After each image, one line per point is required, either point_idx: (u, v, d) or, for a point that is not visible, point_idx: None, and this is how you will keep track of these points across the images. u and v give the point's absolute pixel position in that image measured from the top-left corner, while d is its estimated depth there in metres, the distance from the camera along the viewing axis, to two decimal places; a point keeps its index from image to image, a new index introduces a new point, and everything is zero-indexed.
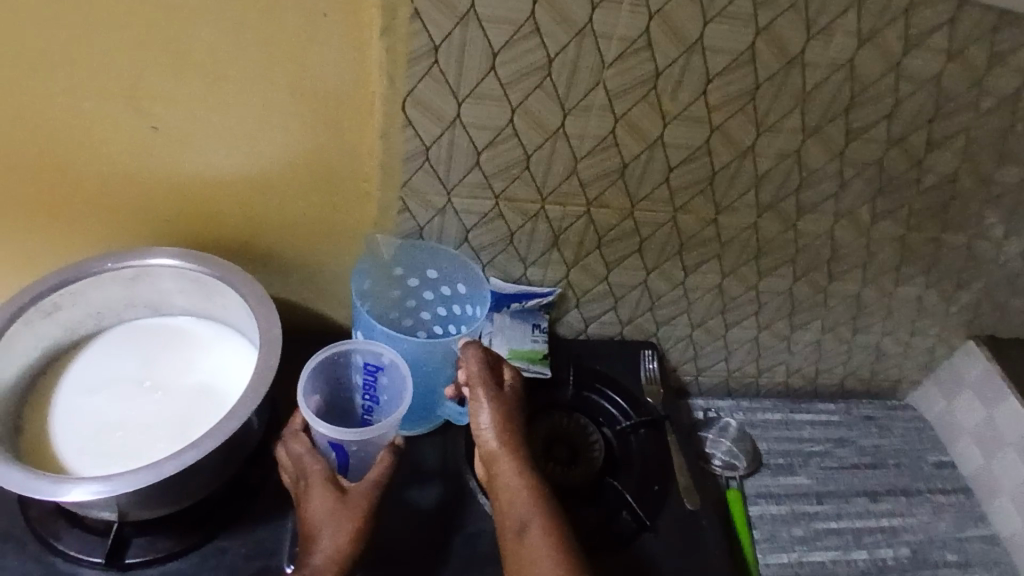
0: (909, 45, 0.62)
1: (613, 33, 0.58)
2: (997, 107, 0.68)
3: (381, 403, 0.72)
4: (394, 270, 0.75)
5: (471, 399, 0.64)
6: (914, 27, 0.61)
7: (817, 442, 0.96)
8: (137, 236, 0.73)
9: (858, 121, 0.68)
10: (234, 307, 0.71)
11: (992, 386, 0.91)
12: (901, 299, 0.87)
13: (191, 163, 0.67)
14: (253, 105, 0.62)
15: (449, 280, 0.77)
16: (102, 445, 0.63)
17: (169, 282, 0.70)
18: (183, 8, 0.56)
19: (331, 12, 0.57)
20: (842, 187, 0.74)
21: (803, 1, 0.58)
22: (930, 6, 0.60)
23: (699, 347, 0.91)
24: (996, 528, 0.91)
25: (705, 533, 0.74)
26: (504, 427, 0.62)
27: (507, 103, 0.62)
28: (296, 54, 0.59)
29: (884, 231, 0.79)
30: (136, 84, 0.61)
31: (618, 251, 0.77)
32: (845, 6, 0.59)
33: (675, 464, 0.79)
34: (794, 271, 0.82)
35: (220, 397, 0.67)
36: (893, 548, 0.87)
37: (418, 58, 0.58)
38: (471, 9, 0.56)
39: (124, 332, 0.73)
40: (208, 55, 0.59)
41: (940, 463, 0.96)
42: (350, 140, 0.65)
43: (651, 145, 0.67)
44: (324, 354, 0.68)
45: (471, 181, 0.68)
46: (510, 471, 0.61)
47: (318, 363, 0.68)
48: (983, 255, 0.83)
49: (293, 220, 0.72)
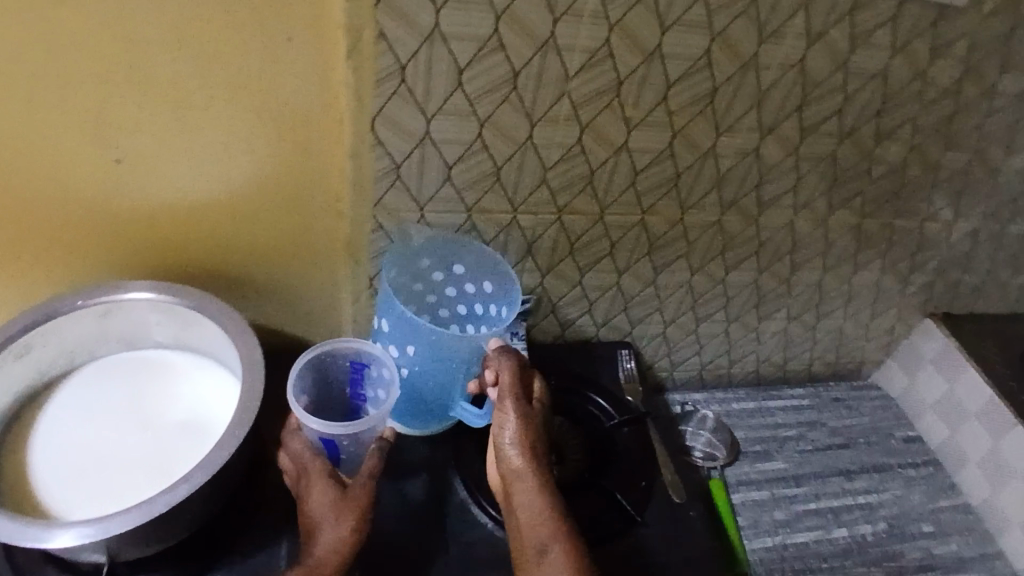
0: (855, 43, 0.65)
1: (575, 44, 0.60)
2: (939, 97, 0.72)
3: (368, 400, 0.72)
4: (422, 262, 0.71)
5: (498, 409, 0.62)
6: (859, 27, 0.64)
7: (790, 426, 1.00)
8: (105, 270, 0.71)
9: (812, 117, 0.70)
10: (212, 337, 0.70)
11: (952, 360, 0.95)
12: (860, 284, 0.91)
13: (158, 193, 0.66)
14: (219, 132, 0.62)
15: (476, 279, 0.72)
16: (86, 486, 0.62)
17: (143, 315, 0.69)
18: (145, 38, 0.56)
19: (295, 36, 0.57)
20: (799, 181, 0.77)
21: (754, 7, 0.60)
22: (872, 6, 0.63)
23: (672, 343, 0.93)
24: (967, 496, 0.95)
25: (694, 524, 0.76)
26: (530, 442, 0.61)
27: (475, 117, 0.63)
28: (262, 79, 0.59)
29: (842, 220, 0.82)
30: (98, 116, 0.60)
31: (590, 255, 0.79)
32: (794, 9, 0.61)
33: (659, 458, 0.81)
34: (759, 262, 0.85)
35: (204, 428, 0.66)
36: (871, 523, 0.91)
37: (385, 77, 0.58)
38: (435, 28, 0.56)
39: (98, 369, 0.71)
40: (172, 84, 0.58)
41: (906, 437, 1.01)
42: (321, 161, 0.65)
43: (617, 150, 0.69)
44: (313, 355, 0.68)
45: (444, 195, 0.68)
46: (531, 490, 0.59)
47: (307, 364, 0.67)
48: (934, 238, 0.87)
49: (265, 245, 0.71)
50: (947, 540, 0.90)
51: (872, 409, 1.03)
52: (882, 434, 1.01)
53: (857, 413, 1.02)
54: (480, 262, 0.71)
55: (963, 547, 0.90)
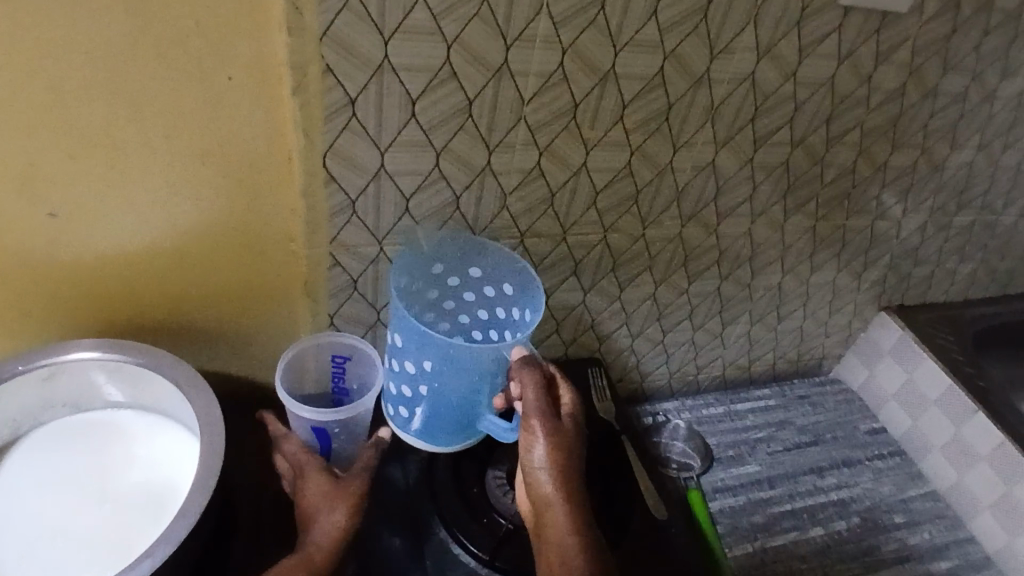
0: (803, 54, 0.66)
1: (529, 70, 0.58)
2: (884, 101, 0.73)
3: (350, 390, 0.74)
4: (437, 265, 0.67)
5: (524, 429, 0.59)
6: (805, 38, 0.65)
7: (760, 428, 1.01)
8: (44, 328, 0.66)
9: (764, 128, 0.71)
10: (167, 396, 0.67)
11: (909, 351, 0.97)
12: (818, 284, 0.92)
13: (98, 247, 0.62)
14: (161, 180, 0.59)
15: (496, 282, 0.68)
16: (41, 569, 0.58)
17: (90, 377, 0.65)
18: (72, 86, 0.52)
19: (236, 75, 0.54)
20: (755, 190, 0.77)
21: (704, 25, 0.60)
22: (817, 18, 0.64)
23: (641, 355, 0.93)
24: (933, 484, 0.97)
25: (676, 540, 0.75)
26: (559, 464, 0.57)
27: (431, 147, 0.61)
28: (204, 122, 0.56)
29: (797, 224, 0.83)
30: (27, 171, 0.56)
31: (554, 276, 0.78)
32: (742, 25, 0.61)
33: (638, 475, 0.80)
34: (720, 270, 0.85)
35: (166, 494, 0.63)
36: (845, 519, 0.92)
37: (334, 112, 0.56)
38: (385, 60, 0.54)
39: (45, 437, 0.67)
40: (106, 132, 0.55)
41: (871, 429, 1.03)
42: (271, 202, 0.62)
43: (576, 172, 0.68)
44: (293, 351, 0.69)
45: (403, 228, 0.66)
46: (563, 519, 0.56)
47: (288, 361, 0.69)
48: (885, 235, 0.89)
49: (218, 291, 0.68)
50: (918, 529, 0.92)
51: (837, 404, 1.05)
52: (848, 428, 1.03)
53: (822, 409, 1.04)
54: (495, 263, 0.67)
55: (936, 535, 0.92)
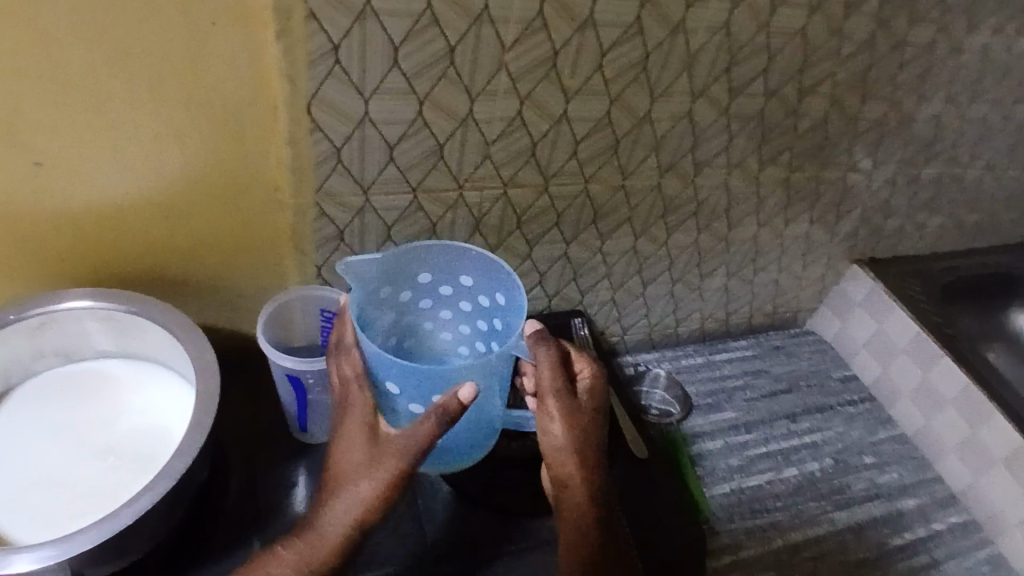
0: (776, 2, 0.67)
1: (509, 17, 0.60)
2: (857, 49, 0.75)
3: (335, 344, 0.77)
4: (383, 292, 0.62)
5: (540, 405, 0.58)
6: None
7: (737, 376, 1.05)
8: (32, 280, 0.67)
9: (739, 78, 0.73)
10: (157, 343, 0.68)
11: (879, 300, 1.01)
12: (792, 236, 0.95)
13: (81, 197, 0.62)
14: (143, 127, 0.59)
15: (447, 275, 0.65)
16: (38, 505, 0.60)
17: (80, 325, 0.66)
18: (48, 31, 0.52)
19: (218, 20, 0.54)
20: (730, 141, 0.79)
21: None
22: None
23: (622, 308, 0.95)
24: (903, 428, 1.02)
25: (658, 478, 0.79)
26: (579, 451, 0.57)
27: (414, 96, 0.62)
28: (184, 68, 0.56)
29: (772, 175, 0.85)
30: (9, 118, 0.56)
31: (537, 228, 0.80)
32: None
33: (621, 419, 0.83)
34: (698, 222, 0.87)
35: (161, 435, 0.65)
36: (819, 460, 0.96)
37: (318, 58, 0.56)
38: (368, 5, 0.55)
39: (37, 386, 0.68)
40: (87, 79, 0.55)
41: (844, 378, 1.07)
42: (255, 150, 0.63)
43: (556, 121, 0.69)
44: (280, 300, 0.71)
45: (387, 177, 0.67)
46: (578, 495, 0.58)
47: (274, 309, 0.71)
48: (858, 186, 0.92)
49: (202, 243, 0.69)
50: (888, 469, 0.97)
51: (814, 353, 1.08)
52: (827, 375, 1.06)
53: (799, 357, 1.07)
54: (448, 257, 0.63)
55: (904, 474, 0.96)
